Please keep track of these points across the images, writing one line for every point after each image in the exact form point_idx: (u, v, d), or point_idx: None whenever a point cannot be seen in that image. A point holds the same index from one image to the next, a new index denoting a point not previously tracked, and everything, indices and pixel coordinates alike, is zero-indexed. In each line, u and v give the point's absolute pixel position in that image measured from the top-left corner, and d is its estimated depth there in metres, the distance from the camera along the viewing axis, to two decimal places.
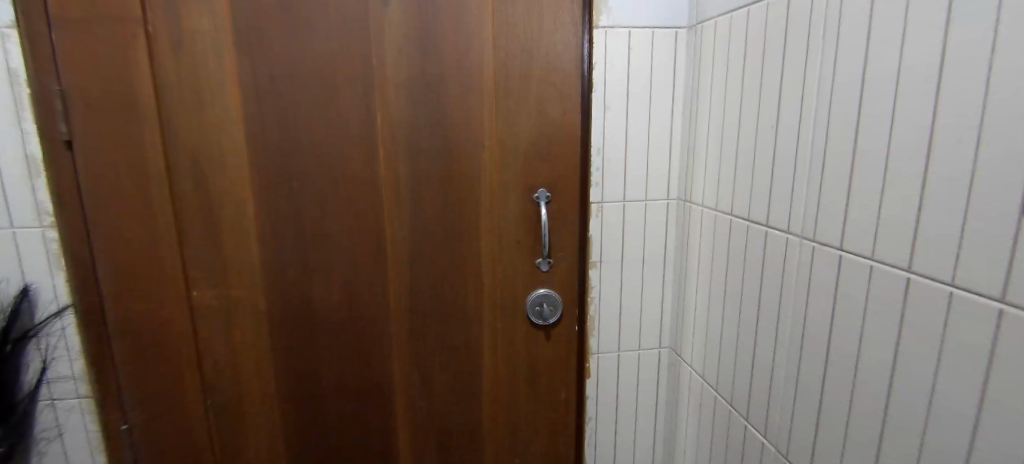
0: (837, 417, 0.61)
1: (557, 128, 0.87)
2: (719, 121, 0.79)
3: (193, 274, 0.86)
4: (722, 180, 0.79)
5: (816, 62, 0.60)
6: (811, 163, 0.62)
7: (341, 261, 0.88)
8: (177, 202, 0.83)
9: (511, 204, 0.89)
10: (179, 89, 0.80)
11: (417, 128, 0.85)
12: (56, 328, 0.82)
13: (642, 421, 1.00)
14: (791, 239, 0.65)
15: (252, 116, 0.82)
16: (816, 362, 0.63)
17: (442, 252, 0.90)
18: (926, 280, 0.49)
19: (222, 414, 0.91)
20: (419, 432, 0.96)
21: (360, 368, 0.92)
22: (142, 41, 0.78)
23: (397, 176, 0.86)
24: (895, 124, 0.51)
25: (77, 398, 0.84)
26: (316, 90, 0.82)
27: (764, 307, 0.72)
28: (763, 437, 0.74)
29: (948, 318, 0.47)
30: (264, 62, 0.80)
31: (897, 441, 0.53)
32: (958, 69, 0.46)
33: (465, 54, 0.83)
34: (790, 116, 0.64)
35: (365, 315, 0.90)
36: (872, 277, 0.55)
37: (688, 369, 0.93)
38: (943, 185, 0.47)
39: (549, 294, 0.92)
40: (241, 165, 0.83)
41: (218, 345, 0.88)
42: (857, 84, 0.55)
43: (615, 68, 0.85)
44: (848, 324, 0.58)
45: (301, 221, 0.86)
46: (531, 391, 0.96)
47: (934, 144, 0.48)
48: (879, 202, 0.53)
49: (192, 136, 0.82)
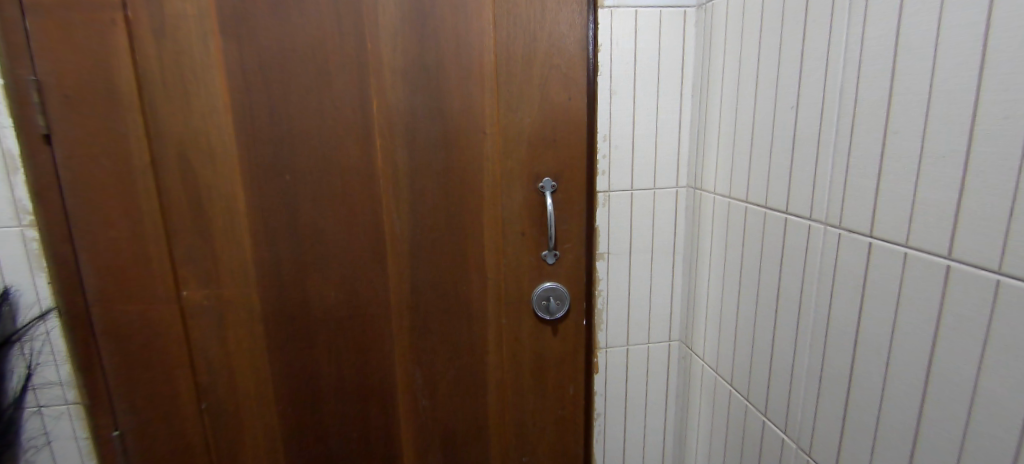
0: (867, 412, 0.58)
1: (561, 114, 0.83)
2: (733, 103, 0.75)
3: (183, 272, 0.82)
4: (737, 165, 0.75)
5: (841, 37, 0.57)
6: (835, 145, 0.58)
7: (338, 256, 0.84)
8: (165, 198, 0.79)
9: (515, 194, 0.85)
10: (163, 77, 0.76)
11: (415, 116, 0.81)
12: (40, 332, 0.77)
13: (652, 416, 0.97)
14: (814, 226, 0.62)
15: (241, 105, 0.78)
16: (843, 354, 0.60)
17: (444, 245, 0.86)
18: (968, 268, 0.46)
19: (218, 418, 0.87)
20: (423, 432, 0.92)
21: (360, 368, 0.88)
22: (121, 26, 0.73)
23: (395, 167, 0.82)
24: (931, 100, 0.48)
25: (65, 404, 0.80)
26: (307, 78, 0.78)
27: (784, 298, 0.68)
28: (783, 433, 0.71)
29: (995, 309, 0.44)
30: (251, 48, 0.76)
31: (934, 439, 0.50)
32: (1007, 38, 0.42)
33: (464, 38, 0.79)
34: (812, 96, 0.61)
35: (364, 312, 0.86)
36: (906, 265, 0.51)
37: (700, 362, 0.90)
38: (989, 164, 0.44)
39: (556, 287, 0.89)
40: (231, 157, 0.79)
41: (210, 345, 0.84)
42: (887, 59, 0.52)
43: (622, 50, 0.81)
44: (880, 315, 0.55)
45: (295, 216, 0.82)
46: (538, 387, 0.93)
47: (979, 119, 0.44)
48: (915, 184, 0.50)
49: (178, 128, 0.77)
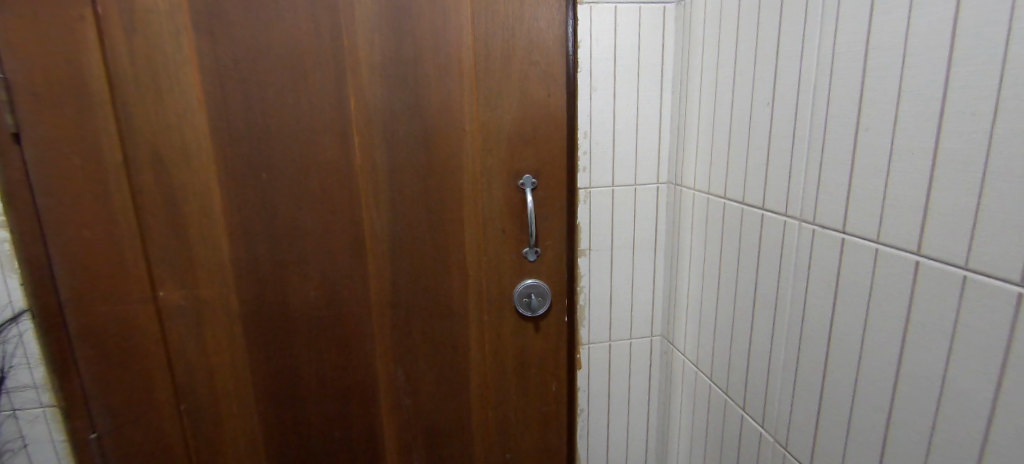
0: (841, 406, 0.58)
1: (541, 110, 0.82)
2: (711, 99, 0.75)
3: (159, 272, 0.81)
4: (715, 161, 0.76)
5: (815, 34, 0.57)
6: (809, 142, 0.59)
7: (317, 255, 0.83)
8: (138, 196, 0.78)
9: (495, 191, 0.85)
10: (135, 73, 0.74)
11: (393, 113, 0.80)
12: (12, 334, 0.76)
13: (635, 411, 0.97)
14: (789, 222, 0.63)
15: (215, 102, 0.76)
16: (817, 349, 0.60)
17: (424, 243, 0.85)
18: (936, 264, 0.47)
19: (198, 420, 0.86)
20: (405, 431, 0.92)
21: (341, 366, 0.88)
22: (91, 22, 0.72)
23: (374, 165, 0.81)
24: (901, 98, 0.48)
25: (41, 407, 0.79)
26: (282, 75, 0.77)
27: (761, 294, 0.69)
28: (761, 427, 0.72)
29: (962, 304, 0.45)
30: (225, 45, 0.75)
31: (903, 432, 0.51)
32: (973, 35, 0.42)
33: (442, 34, 0.78)
34: (787, 92, 0.61)
35: (344, 311, 0.86)
36: (878, 261, 0.52)
37: (681, 357, 0.91)
38: (956, 161, 0.44)
39: (537, 284, 0.89)
40: (206, 156, 0.78)
41: (189, 346, 0.83)
42: (860, 56, 0.52)
43: (601, 46, 0.81)
44: (853, 311, 0.55)
45: (273, 215, 0.81)
46: (521, 384, 0.93)
47: (948, 116, 0.44)
48: (885, 181, 0.50)
49: (151, 126, 0.76)
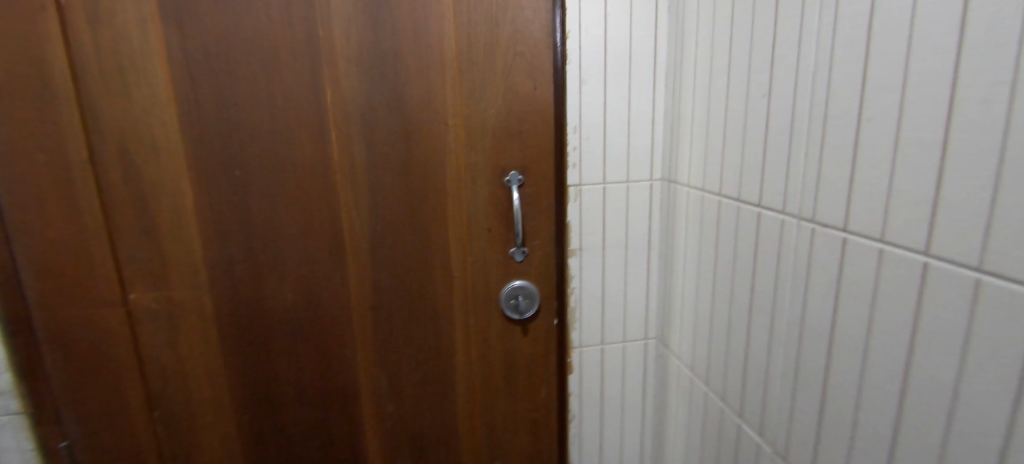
0: (843, 416, 0.54)
1: (527, 104, 0.79)
2: (706, 91, 0.72)
3: (128, 274, 0.77)
4: (710, 156, 0.72)
5: (814, 20, 0.53)
6: (808, 135, 0.55)
7: (295, 256, 0.80)
8: (105, 195, 0.74)
9: (480, 188, 0.81)
10: (99, 66, 0.70)
11: (372, 108, 0.76)
12: None
13: (628, 417, 0.94)
14: (787, 220, 0.59)
15: (185, 96, 0.73)
16: (818, 354, 0.57)
17: (406, 243, 0.82)
18: (947, 265, 0.43)
19: (174, 428, 0.83)
20: (390, 438, 0.89)
21: (322, 372, 0.84)
22: (51, 12, 0.68)
23: (352, 162, 0.78)
24: (907, 86, 0.44)
25: (8, 415, 0.75)
26: (255, 68, 0.73)
27: (758, 295, 0.65)
28: (759, 436, 0.68)
29: (976, 309, 0.41)
30: (193, 36, 0.71)
31: (911, 446, 0.47)
32: (987, 15, 0.38)
33: (423, 25, 0.75)
34: (785, 81, 0.57)
35: (324, 315, 0.82)
36: (882, 262, 0.48)
37: (676, 361, 0.87)
38: (969, 154, 0.40)
39: (525, 286, 0.85)
40: (176, 153, 0.74)
41: (162, 351, 0.80)
42: (862, 42, 0.48)
43: (590, 37, 0.78)
44: (855, 316, 0.52)
45: (247, 215, 0.77)
46: (509, 389, 0.90)
47: (959, 105, 0.41)
48: (891, 176, 0.46)
49: (117, 122, 0.72)
